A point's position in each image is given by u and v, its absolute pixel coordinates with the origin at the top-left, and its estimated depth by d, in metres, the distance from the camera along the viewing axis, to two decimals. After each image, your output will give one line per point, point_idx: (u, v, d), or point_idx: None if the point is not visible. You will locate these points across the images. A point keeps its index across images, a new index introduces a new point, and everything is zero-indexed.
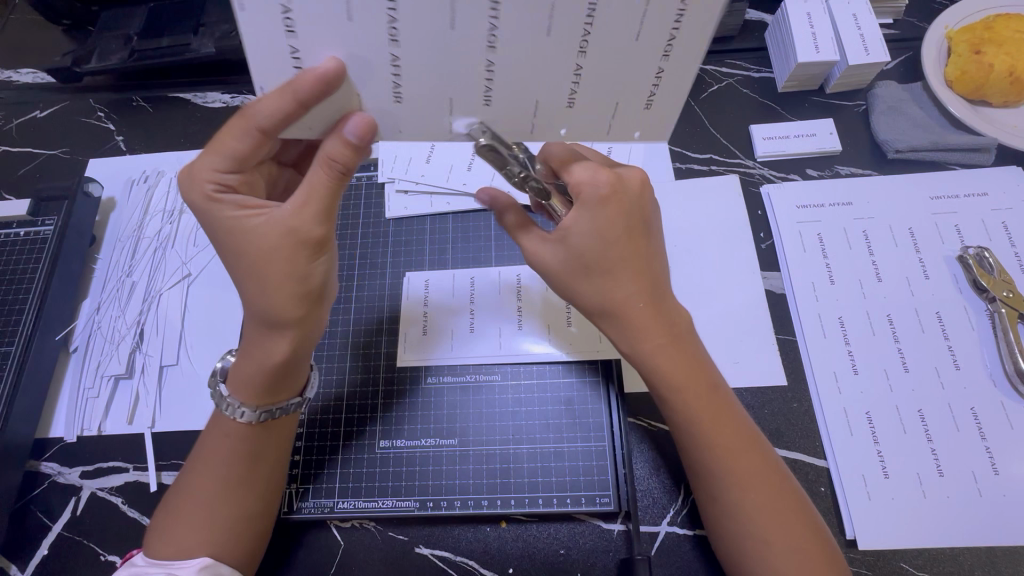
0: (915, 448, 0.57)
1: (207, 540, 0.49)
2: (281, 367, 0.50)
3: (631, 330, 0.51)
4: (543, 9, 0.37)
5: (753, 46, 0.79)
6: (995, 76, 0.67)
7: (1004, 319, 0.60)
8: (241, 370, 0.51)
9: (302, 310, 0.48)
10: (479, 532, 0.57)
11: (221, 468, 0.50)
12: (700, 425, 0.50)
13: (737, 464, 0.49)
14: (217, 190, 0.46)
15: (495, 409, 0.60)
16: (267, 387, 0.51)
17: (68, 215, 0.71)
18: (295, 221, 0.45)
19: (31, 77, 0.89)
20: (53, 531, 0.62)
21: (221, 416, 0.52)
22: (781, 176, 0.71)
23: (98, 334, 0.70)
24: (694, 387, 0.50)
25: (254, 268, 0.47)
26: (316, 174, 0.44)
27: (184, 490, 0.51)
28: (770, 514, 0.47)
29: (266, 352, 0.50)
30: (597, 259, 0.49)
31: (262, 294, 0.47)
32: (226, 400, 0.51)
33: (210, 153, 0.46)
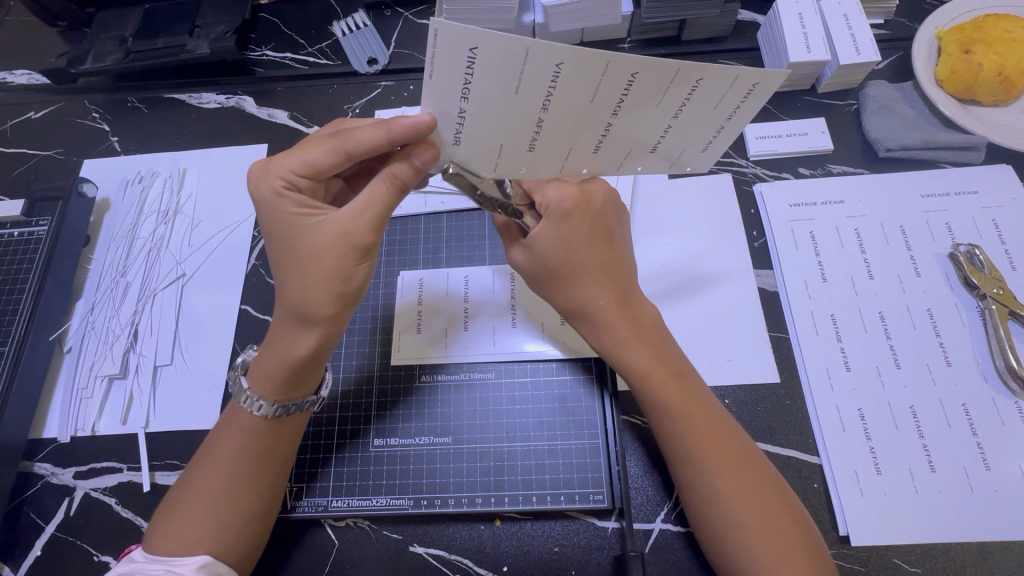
0: (908, 445, 0.57)
1: (204, 534, 0.49)
2: (306, 360, 0.50)
3: (597, 326, 0.54)
4: (633, 74, 0.41)
5: (745, 46, 0.79)
6: (985, 75, 0.68)
7: (994, 315, 0.60)
8: (264, 366, 0.51)
9: (334, 309, 0.49)
10: (472, 530, 0.57)
11: (232, 464, 0.50)
12: (668, 413, 0.51)
13: (706, 444, 0.49)
14: (286, 188, 0.49)
15: (488, 408, 0.60)
16: (286, 384, 0.51)
17: (62, 216, 0.71)
18: (350, 225, 0.47)
19: (26, 78, 0.89)
20: (46, 532, 0.62)
21: (238, 408, 0.53)
22: (774, 174, 0.72)
23: (92, 334, 0.70)
24: (659, 380, 0.52)
25: (302, 266, 0.48)
26: (377, 185, 0.47)
27: (192, 483, 0.51)
28: (750, 496, 0.48)
29: (289, 347, 0.50)
30: (561, 265, 0.53)
31: (306, 293, 0.48)
32: (245, 391, 0.52)
33: (291, 156, 0.50)
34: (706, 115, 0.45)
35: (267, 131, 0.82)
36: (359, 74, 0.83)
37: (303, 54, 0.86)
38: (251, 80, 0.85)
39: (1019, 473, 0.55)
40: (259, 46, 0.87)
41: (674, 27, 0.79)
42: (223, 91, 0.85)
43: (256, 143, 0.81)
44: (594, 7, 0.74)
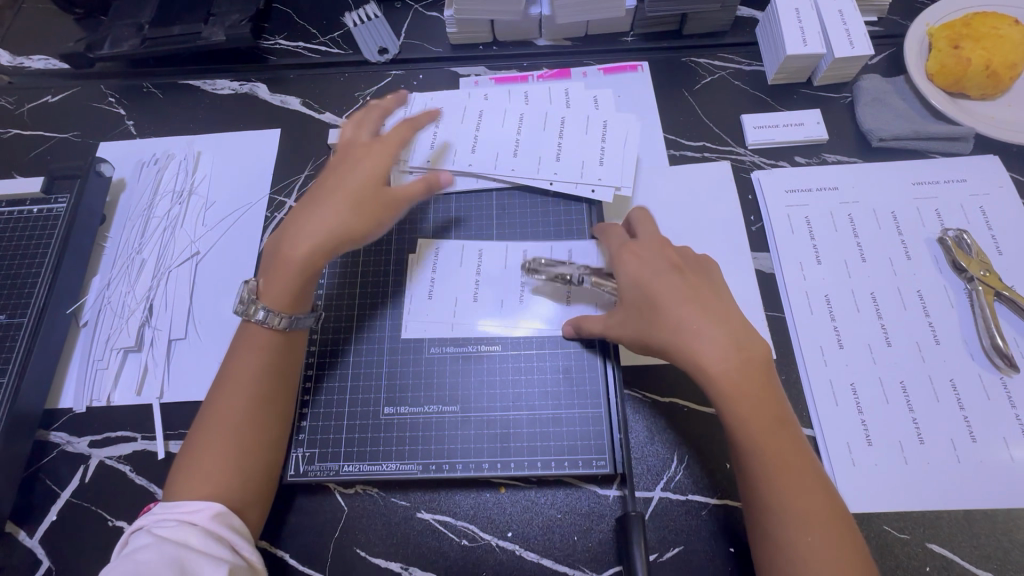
0: (897, 418, 0.60)
1: (224, 459, 0.51)
2: (311, 271, 0.57)
3: (699, 364, 0.51)
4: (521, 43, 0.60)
5: (744, 41, 0.82)
6: (973, 69, 0.71)
7: (981, 295, 0.63)
8: (276, 285, 0.57)
9: (362, 218, 0.58)
10: (479, 496, 0.59)
11: (254, 381, 0.54)
12: (741, 416, 0.50)
13: (768, 439, 0.49)
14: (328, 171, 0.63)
15: (495, 379, 0.62)
16: (293, 295, 0.57)
17: (80, 194, 0.73)
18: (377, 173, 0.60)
19: (43, 63, 0.91)
20: (62, 498, 0.63)
21: (250, 325, 0.57)
22: (771, 162, 0.74)
23: (108, 309, 0.72)
24: (763, 426, 0.49)
25: (331, 201, 0.58)
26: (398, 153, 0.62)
27: (213, 410, 0.54)
28: (784, 470, 0.48)
29: (298, 267, 0.57)
30: (654, 310, 0.54)
31: (330, 212, 0.58)
32: (256, 308, 0.56)
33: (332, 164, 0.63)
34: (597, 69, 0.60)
35: (280, 117, 0.84)
36: (370, 63, 0.86)
37: (315, 44, 0.88)
38: (264, 67, 0.87)
39: (1003, 444, 0.58)
40: (272, 35, 0.89)
41: (676, 21, 0.82)
42: (236, 78, 0.87)
43: (268, 128, 0.83)
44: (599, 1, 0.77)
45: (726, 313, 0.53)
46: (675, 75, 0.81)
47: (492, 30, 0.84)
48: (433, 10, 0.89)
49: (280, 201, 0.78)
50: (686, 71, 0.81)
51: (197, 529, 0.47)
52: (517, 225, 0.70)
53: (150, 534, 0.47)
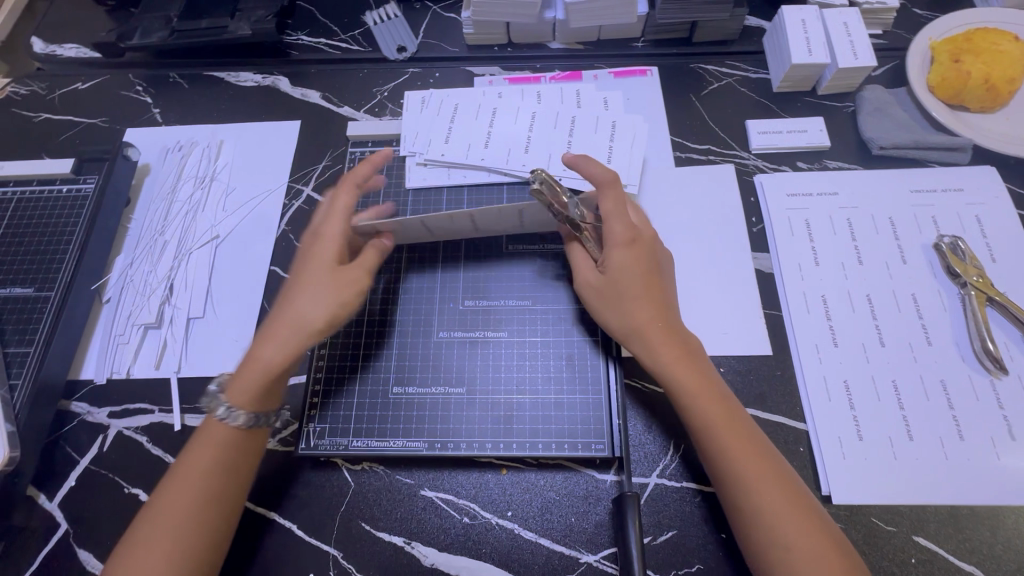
0: (888, 415, 0.61)
1: (171, 555, 0.50)
2: (275, 374, 0.57)
3: (647, 345, 0.58)
4: None
5: (751, 49, 0.85)
6: (973, 82, 0.73)
7: (973, 300, 0.65)
8: (255, 375, 0.57)
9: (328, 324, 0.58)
10: (481, 477, 0.61)
11: (202, 477, 0.54)
12: (684, 382, 0.56)
13: (709, 407, 0.55)
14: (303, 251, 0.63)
15: (500, 363, 0.64)
16: (259, 396, 0.57)
17: (108, 175, 0.76)
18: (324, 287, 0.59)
19: (75, 51, 0.94)
20: (81, 465, 0.66)
21: (210, 420, 0.57)
22: (774, 167, 0.77)
23: (130, 287, 0.74)
24: (702, 393, 0.56)
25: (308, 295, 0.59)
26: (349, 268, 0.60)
27: (155, 506, 0.53)
28: (741, 449, 0.53)
29: (267, 364, 0.57)
30: (621, 285, 0.60)
31: (309, 303, 0.58)
32: (221, 405, 0.56)
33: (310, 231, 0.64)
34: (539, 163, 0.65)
35: (300, 109, 0.87)
36: (389, 60, 0.89)
37: (336, 40, 0.91)
38: (286, 62, 0.90)
39: (989, 443, 0.60)
40: (295, 31, 0.93)
41: (686, 28, 0.85)
42: (260, 70, 0.90)
43: (289, 120, 0.86)
44: (612, 6, 0.80)
45: (647, 284, 0.59)
46: (683, 80, 0.84)
47: (507, 32, 0.87)
48: (451, 11, 0.92)
49: (298, 190, 0.81)
50: (694, 77, 0.84)
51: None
52: None
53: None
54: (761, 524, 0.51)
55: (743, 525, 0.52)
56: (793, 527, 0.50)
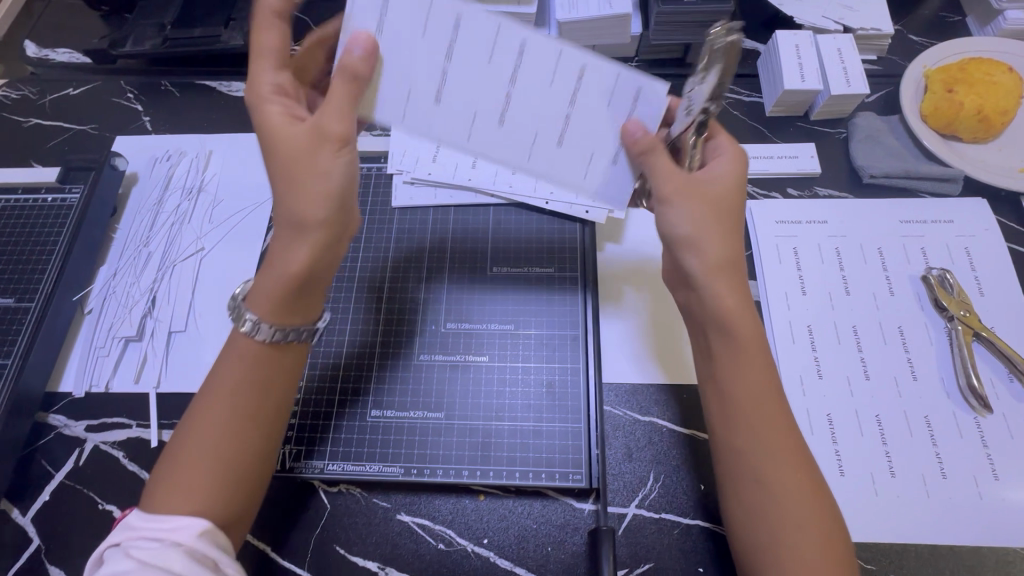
0: (871, 450, 0.61)
1: (212, 476, 0.48)
2: (297, 278, 0.51)
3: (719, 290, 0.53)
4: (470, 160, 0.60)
5: (745, 72, 0.84)
6: (965, 113, 0.72)
7: (960, 335, 0.64)
8: (269, 287, 0.51)
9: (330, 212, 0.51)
10: (458, 502, 0.60)
11: (240, 392, 0.51)
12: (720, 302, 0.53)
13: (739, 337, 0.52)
14: (274, 92, 0.54)
15: (481, 388, 0.64)
16: (283, 312, 0.52)
17: (94, 185, 0.76)
18: (322, 119, 0.50)
19: (67, 57, 0.94)
20: (56, 479, 0.65)
21: (241, 338, 0.52)
22: (763, 193, 0.76)
23: (112, 299, 0.74)
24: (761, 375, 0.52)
25: (289, 173, 0.51)
26: (336, 84, 0.50)
27: (195, 423, 0.50)
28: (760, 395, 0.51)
29: (286, 264, 0.51)
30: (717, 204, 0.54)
31: (307, 239, 0.50)
32: (245, 316, 0.52)
33: (342, 95, 0.50)
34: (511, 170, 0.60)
35: None
36: None
37: None
38: None
39: (972, 482, 0.59)
40: None
41: (679, 50, 0.84)
42: None
43: None
44: (605, 27, 0.80)
45: (732, 213, 0.54)
46: None
47: None
48: None
49: None
50: None
51: (182, 551, 0.44)
52: (512, 240, 0.72)
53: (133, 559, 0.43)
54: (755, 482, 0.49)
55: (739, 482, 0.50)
56: (794, 478, 0.48)
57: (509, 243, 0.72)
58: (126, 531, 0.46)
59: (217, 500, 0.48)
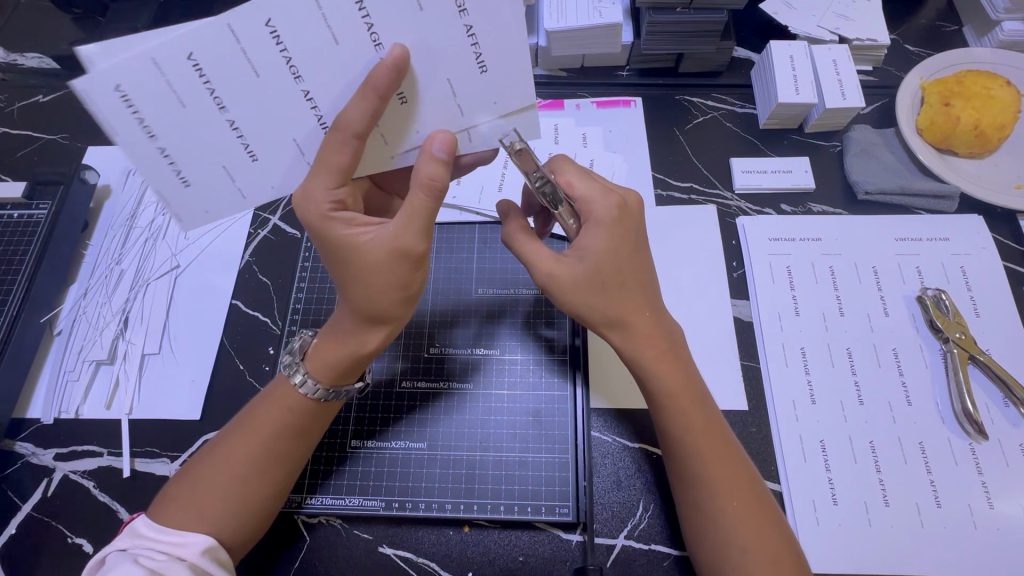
0: (864, 479, 0.60)
1: (225, 503, 0.49)
2: (361, 359, 0.53)
3: (631, 335, 0.54)
4: (258, 73, 0.42)
5: (738, 82, 0.82)
6: (962, 127, 0.71)
7: (955, 359, 0.63)
8: (326, 351, 0.53)
9: (403, 311, 0.51)
10: (442, 535, 0.58)
11: (272, 439, 0.51)
12: (660, 381, 0.53)
13: (678, 396, 0.53)
14: (333, 210, 0.48)
15: (466, 419, 0.62)
16: (337, 369, 0.52)
17: (63, 200, 0.72)
18: (398, 240, 0.47)
19: (37, 62, 0.90)
20: (22, 511, 0.62)
21: (286, 384, 0.53)
22: (756, 209, 0.74)
23: (83, 320, 0.71)
24: (680, 402, 0.53)
25: (362, 282, 0.49)
26: (417, 199, 0.46)
27: (220, 452, 0.51)
28: (717, 458, 0.51)
29: (354, 342, 0.52)
30: (609, 274, 0.53)
31: (372, 299, 0.49)
32: (299, 371, 0.53)
33: (318, 172, 0.46)
34: (239, 85, 0.43)
35: None
36: None
37: None
38: None
39: (966, 511, 0.58)
40: None
41: (672, 59, 0.82)
42: None
43: None
44: (595, 36, 0.77)
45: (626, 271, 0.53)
46: (668, 112, 0.81)
47: None
48: None
49: (264, 218, 0.77)
50: (679, 109, 0.81)
51: (185, 565, 0.46)
52: (498, 259, 0.70)
53: (138, 566, 0.44)
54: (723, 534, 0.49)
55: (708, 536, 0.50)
56: (756, 521, 0.49)
57: (496, 263, 0.70)
58: (131, 538, 0.48)
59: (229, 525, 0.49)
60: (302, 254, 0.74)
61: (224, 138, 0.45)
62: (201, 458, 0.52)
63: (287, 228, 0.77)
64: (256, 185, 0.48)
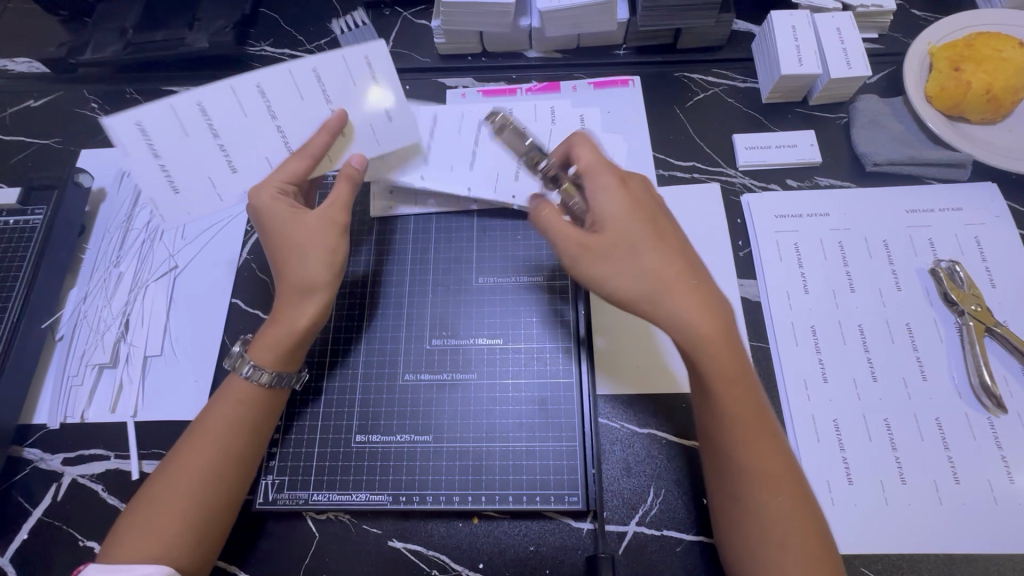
0: (879, 457, 0.58)
1: (175, 517, 0.49)
2: (301, 332, 0.55)
3: (679, 312, 0.49)
4: None
5: (740, 55, 0.80)
6: (973, 92, 0.68)
7: (971, 331, 0.61)
8: (266, 336, 0.54)
9: (330, 277, 0.56)
10: (451, 527, 0.58)
11: (214, 446, 0.51)
12: (713, 358, 0.49)
13: (732, 388, 0.49)
14: (276, 199, 0.56)
15: (477, 411, 0.61)
16: (282, 352, 0.54)
17: (58, 205, 0.72)
18: (329, 211, 0.56)
19: (26, 66, 0.88)
20: (33, 516, 0.62)
21: (235, 377, 0.55)
22: (762, 185, 0.72)
23: (84, 324, 0.71)
24: (733, 375, 0.49)
25: (292, 256, 0.55)
26: (346, 181, 0.58)
27: (166, 474, 0.50)
28: (759, 448, 0.49)
29: (290, 318, 0.55)
30: (627, 237, 0.52)
31: (304, 265, 0.55)
32: (245, 363, 0.54)
33: (275, 167, 0.57)
34: None
35: None
36: None
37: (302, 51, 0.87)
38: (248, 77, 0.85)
39: (986, 486, 0.56)
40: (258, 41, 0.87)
41: (670, 34, 0.79)
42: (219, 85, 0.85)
43: None
44: (591, 13, 0.74)
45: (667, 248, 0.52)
46: (667, 90, 0.79)
47: (481, 41, 0.81)
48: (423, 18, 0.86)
49: None
50: (678, 87, 0.79)
51: None
52: (498, 247, 0.69)
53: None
54: (746, 526, 0.48)
55: (729, 502, 0.49)
56: (792, 521, 0.47)
57: (494, 252, 0.69)
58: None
59: (182, 545, 0.48)
60: None
61: None
62: (153, 483, 0.51)
63: None
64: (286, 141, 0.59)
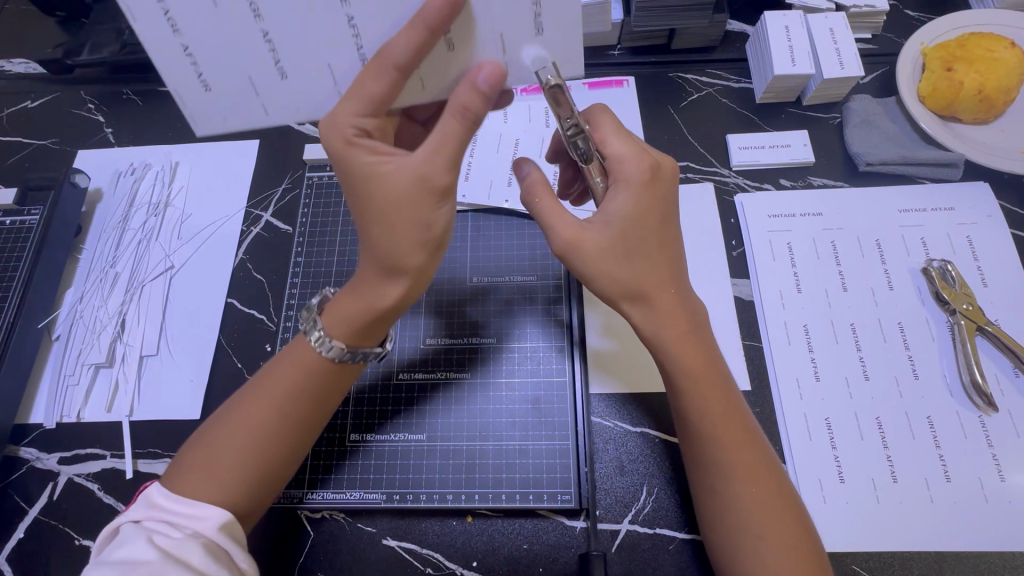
0: (871, 455, 0.59)
1: (242, 469, 0.49)
2: (381, 312, 0.50)
3: (654, 314, 0.51)
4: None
5: (734, 56, 0.80)
6: (966, 92, 0.68)
7: (963, 330, 0.61)
8: (345, 306, 0.51)
9: (422, 258, 0.48)
10: (444, 525, 0.58)
11: (286, 403, 0.51)
12: (680, 362, 0.51)
13: (703, 387, 0.51)
14: (357, 136, 0.47)
15: (470, 409, 0.62)
16: (353, 328, 0.51)
17: (55, 205, 0.72)
18: (427, 167, 0.46)
19: (24, 67, 0.89)
20: (29, 515, 0.63)
21: (304, 343, 0.53)
22: (755, 185, 0.73)
23: (80, 323, 0.71)
24: (704, 376, 0.51)
25: (382, 215, 0.47)
26: (449, 124, 0.46)
27: (233, 420, 0.50)
28: (736, 445, 0.50)
29: (372, 296, 0.50)
30: (633, 244, 0.50)
31: (390, 239, 0.47)
32: (316, 329, 0.52)
33: (351, 96, 0.46)
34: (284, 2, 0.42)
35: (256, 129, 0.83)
36: None
37: None
38: None
39: (977, 485, 0.57)
40: None
41: (665, 35, 0.80)
42: None
43: (246, 140, 0.82)
44: (585, 14, 0.75)
45: (655, 252, 0.51)
46: (661, 91, 0.79)
47: None
48: None
49: (256, 215, 0.77)
50: (673, 87, 0.79)
51: (202, 542, 0.45)
52: (493, 247, 0.69)
53: (152, 548, 0.43)
54: (732, 523, 0.48)
55: (712, 499, 0.50)
56: (772, 519, 0.48)
57: (489, 252, 0.69)
58: (147, 508, 0.47)
59: (245, 494, 0.49)
60: (295, 253, 0.74)
61: (255, 56, 0.45)
62: (219, 430, 0.50)
63: (279, 223, 0.76)
64: (279, 103, 0.48)
